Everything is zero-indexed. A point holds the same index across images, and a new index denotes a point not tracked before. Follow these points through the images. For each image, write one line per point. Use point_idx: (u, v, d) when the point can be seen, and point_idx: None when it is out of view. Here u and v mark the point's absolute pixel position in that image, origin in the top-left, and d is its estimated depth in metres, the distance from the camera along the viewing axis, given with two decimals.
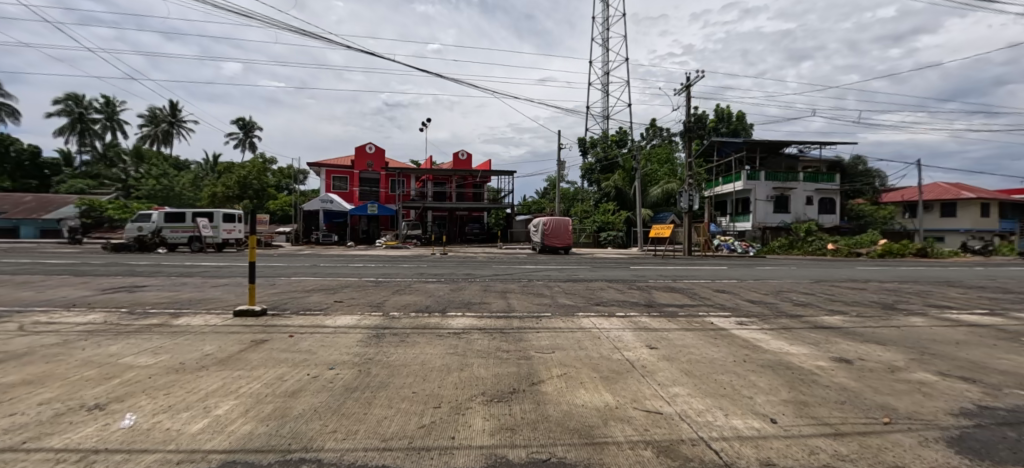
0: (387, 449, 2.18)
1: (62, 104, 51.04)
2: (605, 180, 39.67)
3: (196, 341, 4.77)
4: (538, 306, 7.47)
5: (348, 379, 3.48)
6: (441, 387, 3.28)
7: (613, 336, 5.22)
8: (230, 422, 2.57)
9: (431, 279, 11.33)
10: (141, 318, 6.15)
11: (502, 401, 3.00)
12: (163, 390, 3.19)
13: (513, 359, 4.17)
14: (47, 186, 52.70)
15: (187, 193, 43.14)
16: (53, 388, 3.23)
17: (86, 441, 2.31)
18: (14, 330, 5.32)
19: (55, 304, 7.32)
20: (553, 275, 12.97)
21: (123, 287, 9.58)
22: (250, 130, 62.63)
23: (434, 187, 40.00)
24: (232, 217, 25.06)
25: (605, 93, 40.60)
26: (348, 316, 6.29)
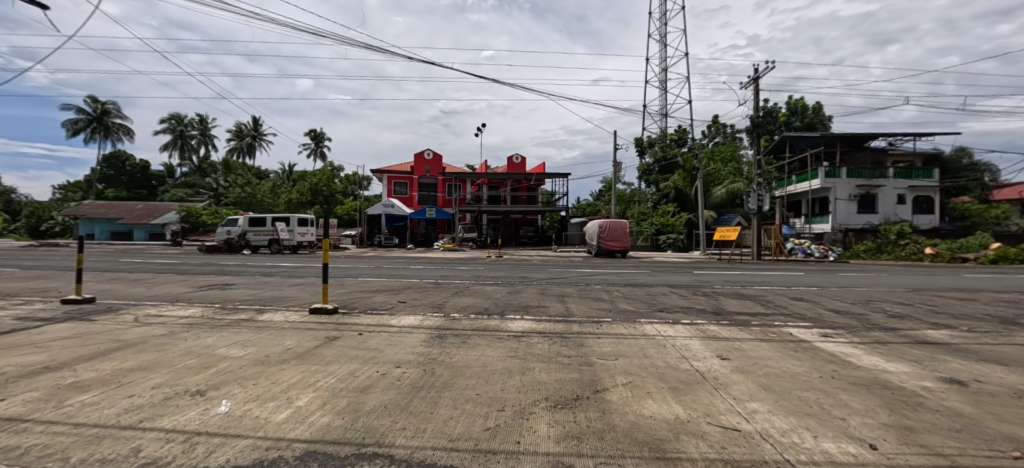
0: (454, 450, 2.21)
1: (166, 123, 58.06)
2: (663, 181, 38.10)
3: (277, 336, 5.20)
4: (596, 311, 7.28)
5: (413, 378, 3.60)
6: (504, 390, 3.29)
7: (679, 345, 4.96)
8: (310, 414, 2.74)
9: (489, 282, 11.45)
10: (231, 313, 6.83)
11: (568, 407, 2.93)
12: (252, 380, 3.50)
13: (574, 364, 4.09)
14: (154, 195, 60.30)
15: (266, 200, 47.45)
16: (161, 374, 3.66)
17: (189, 423, 2.58)
18: (131, 321, 6.13)
19: (163, 299, 8.37)
20: (611, 279, 12.64)
21: (214, 285, 10.71)
22: (320, 140, 67.62)
23: (489, 191, 40.65)
24: (305, 221, 27.12)
25: (662, 91, 39.33)
26: (411, 316, 6.53)
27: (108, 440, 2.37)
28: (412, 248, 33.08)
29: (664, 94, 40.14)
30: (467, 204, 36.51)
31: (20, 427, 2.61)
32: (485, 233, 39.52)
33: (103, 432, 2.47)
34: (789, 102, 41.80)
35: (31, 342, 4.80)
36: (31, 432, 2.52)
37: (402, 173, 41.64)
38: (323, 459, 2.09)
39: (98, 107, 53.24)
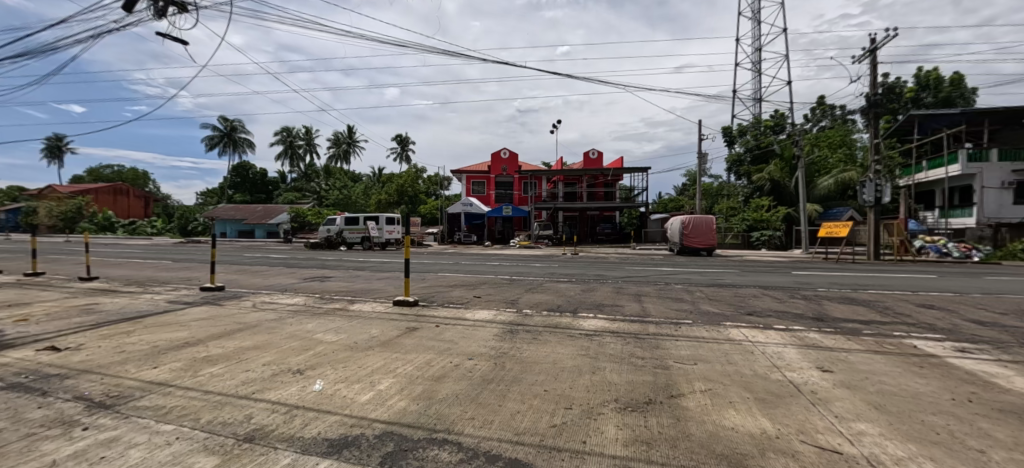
0: (519, 443, 2.25)
1: (280, 136, 66.83)
2: (756, 172, 34.54)
3: (365, 324, 5.73)
4: (675, 312, 6.86)
5: (484, 370, 3.72)
6: (572, 388, 3.25)
7: (770, 353, 4.47)
8: (390, 398, 2.97)
9: (562, 279, 11.39)
10: (327, 302, 7.69)
11: (638, 411, 2.81)
12: (342, 363, 3.90)
13: (649, 367, 3.89)
14: (271, 198, 69.79)
15: (360, 201, 52.39)
16: (271, 353, 4.25)
17: (291, 397, 2.96)
18: (251, 306, 7.21)
19: (276, 288, 9.70)
20: (693, 279, 11.81)
21: (316, 277, 12.10)
22: (405, 144, 72.64)
23: (564, 188, 40.40)
24: (392, 219, 29.45)
25: (755, 73, 35.68)
26: (485, 311, 6.75)
27: (231, 405, 2.82)
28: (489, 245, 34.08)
29: (757, 76, 36.33)
30: (543, 201, 36.50)
31: (170, 390, 3.22)
32: (561, 231, 38.92)
33: (228, 399, 2.95)
34: (918, 74, 35.35)
35: (179, 322, 5.86)
36: (178, 395, 3.09)
37: (479, 172, 43.11)
38: (398, 441, 2.26)
39: (229, 125, 62.99)
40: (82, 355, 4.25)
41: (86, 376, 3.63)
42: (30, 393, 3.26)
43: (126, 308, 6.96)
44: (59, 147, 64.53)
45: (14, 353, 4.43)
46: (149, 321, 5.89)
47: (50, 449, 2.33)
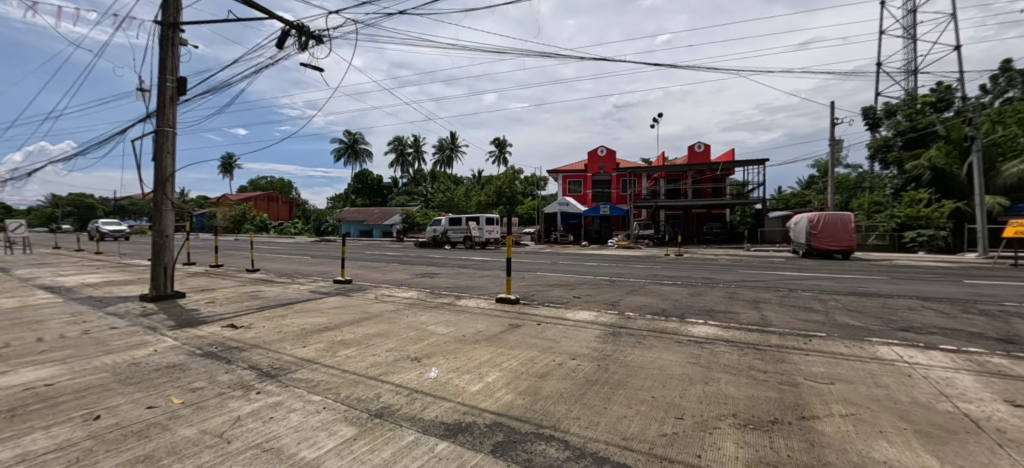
0: (627, 449, 2.17)
1: (393, 145, 74.37)
2: (910, 159, 28.90)
3: (471, 319, 6.07)
4: (802, 323, 6.01)
5: (587, 371, 3.68)
6: (683, 398, 3.03)
7: (937, 378, 3.66)
8: (497, 390, 3.11)
9: (666, 282, 10.73)
10: (437, 297, 8.32)
11: (762, 429, 2.52)
12: (452, 354, 4.17)
13: (772, 382, 3.47)
14: (385, 201, 77.89)
15: (461, 202, 55.91)
16: (393, 340, 4.74)
17: (411, 382, 3.28)
18: (374, 298, 8.15)
19: (394, 283, 10.82)
20: (826, 286, 10.22)
21: (425, 273, 13.20)
22: (503, 147, 75.54)
23: (667, 185, 38.14)
24: (492, 220, 30.76)
25: (908, 40, 29.70)
26: (585, 312, 6.68)
27: (362, 385, 3.23)
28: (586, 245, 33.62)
29: (910, 43, 30.17)
30: (643, 199, 34.71)
31: (316, 366, 3.79)
32: (664, 230, 36.85)
33: (360, 378, 3.39)
34: None
35: (318, 309, 6.87)
36: (321, 371, 3.63)
37: (576, 172, 42.58)
38: (506, 434, 2.35)
39: (353, 137, 71.98)
40: (253, 332, 5.25)
41: (255, 349, 4.46)
42: (220, 360, 4.11)
43: (280, 296, 8.39)
44: (232, 164, 80.23)
45: (207, 328, 5.65)
46: (298, 307, 7.01)
47: (235, 406, 2.92)
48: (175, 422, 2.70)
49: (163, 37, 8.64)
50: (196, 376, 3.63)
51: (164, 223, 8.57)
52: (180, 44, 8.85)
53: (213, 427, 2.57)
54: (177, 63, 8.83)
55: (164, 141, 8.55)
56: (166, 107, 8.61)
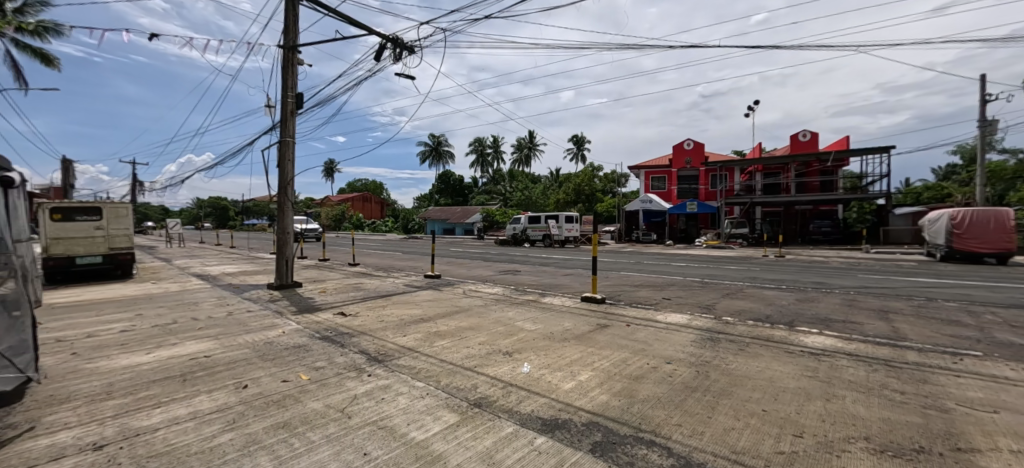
0: (737, 463, 2.05)
1: (474, 147, 77.17)
2: None
3: (558, 317, 6.12)
4: (947, 339, 5.09)
5: (685, 377, 3.52)
6: (800, 414, 2.76)
7: None
8: (590, 390, 3.13)
9: (768, 286, 9.80)
10: (523, 294, 8.49)
11: (904, 458, 2.20)
12: (543, 351, 4.26)
13: (912, 405, 3.01)
14: (466, 200, 81.26)
15: (540, 200, 56.50)
16: (484, 334, 4.97)
17: (507, 376, 3.44)
18: (463, 293, 8.57)
19: (480, 279, 11.27)
20: (980, 296, 8.54)
21: (509, 271, 13.56)
22: (581, 145, 74.58)
23: (764, 179, 34.79)
24: (571, 218, 30.42)
25: None
26: (676, 314, 6.36)
27: (461, 375, 3.47)
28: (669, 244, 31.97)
29: None
30: (736, 195, 32.03)
31: (416, 354, 4.13)
32: (760, 229, 33.73)
33: (457, 369, 3.65)
34: None
35: (414, 301, 7.41)
36: (422, 360, 3.95)
37: (659, 167, 40.56)
38: (603, 436, 2.35)
39: (437, 140, 76.06)
40: (359, 320, 5.84)
41: (363, 336, 4.96)
42: (336, 343, 4.65)
43: (380, 288, 9.20)
44: (334, 169, 89.61)
45: (323, 314, 6.40)
46: (396, 299, 7.62)
47: (352, 386, 3.30)
48: (305, 395, 3.13)
49: (284, 58, 9.86)
50: (318, 357, 4.14)
51: (285, 221, 9.82)
52: (299, 64, 10.07)
53: (335, 403, 2.94)
54: (296, 80, 10.05)
55: (286, 150, 9.79)
56: (288, 120, 9.86)
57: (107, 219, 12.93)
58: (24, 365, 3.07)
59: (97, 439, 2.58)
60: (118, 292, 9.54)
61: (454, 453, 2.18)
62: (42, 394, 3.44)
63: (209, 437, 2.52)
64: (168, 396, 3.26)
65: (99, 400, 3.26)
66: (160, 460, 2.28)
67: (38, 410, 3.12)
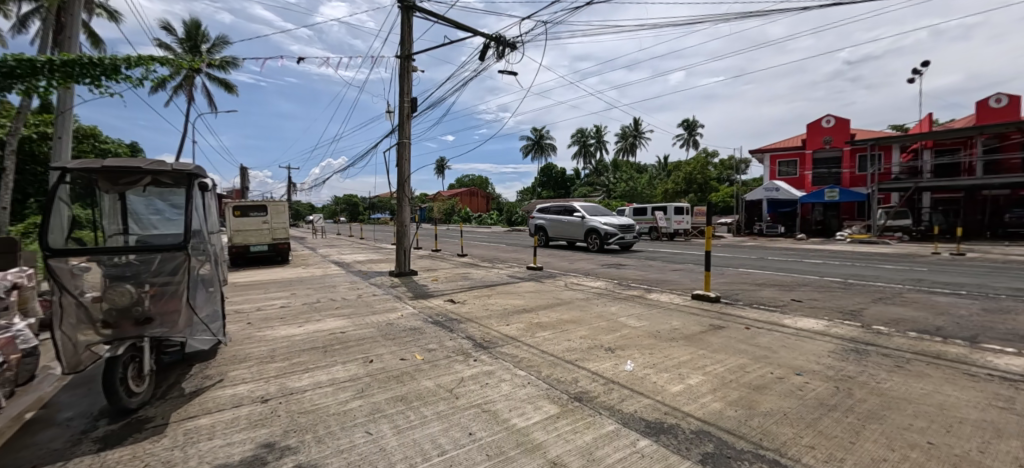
0: None
1: (576, 138, 76.31)
2: None
3: (665, 315, 5.77)
4: None
5: (821, 392, 3.03)
6: (989, 454, 2.17)
7: None
8: (701, 395, 2.90)
9: (942, 291, 7.88)
10: (626, 289, 8.21)
11: None
12: (648, 350, 4.07)
13: None
14: (568, 193, 80.83)
15: (646, 191, 53.71)
16: (586, 328, 4.93)
17: (609, 373, 3.37)
18: (565, 286, 8.62)
19: (582, 272, 11.19)
20: None
21: (612, 264, 13.19)
22: (693, 129, 68.53)
23: (936, 157, 27.96)
24: (681, 209, 28.37)
25: None
26: (810, 319, 5.50)
27: (561, 368, 3.52)
28: (800, 238, 27.76)
29: None
30: (894, 180, 26.36)
31: (519, 344, 4.29)
32: (929, 220, 27.74)
33: (558, 361, 3.70)
34: None
35: (518, 292, 7.69)
36: (524, 349, 4.09)
37: (788, 150, 35.27)
38: (713, 447, 2.17)
39: (539, 133, 77.12)
40: (467, 308, 6.29)
41: (470, 322, 5.33)
42: (446, 328, 5.07)
43: (485, 278, 9.74)
44: (444, 166, 96.82)
45: (436, 301, 7.03)
46: (501, 290, 7.99)
47: (460, 368, 3.57)
48: (419, 373, 3.48)
49: (402, 67, 10.91)
50: (431, 339, 4.55)
51: (403, 216, 10.92)
52: (414, 71, 11.08)
53: (445, 383, 3.21)
54: (410, 86, 11.08)
55: (404, 151, 10.88)
56: (405, 123, 10.94)
57: (270, 215, 15.87)
58: (217, 330, 3.97)
59: (266, 394, 3.22)
60: (281, 274, 11.71)
61: (553, 445, 2.22)
62: (231, 354, 4.42)
63: (345, 401, 2.97)
64: (315, 363, 3.91)
65: (269, 361, 4.07)
66: (308, 416, 2.76)
67: (226, 366, 4.03)
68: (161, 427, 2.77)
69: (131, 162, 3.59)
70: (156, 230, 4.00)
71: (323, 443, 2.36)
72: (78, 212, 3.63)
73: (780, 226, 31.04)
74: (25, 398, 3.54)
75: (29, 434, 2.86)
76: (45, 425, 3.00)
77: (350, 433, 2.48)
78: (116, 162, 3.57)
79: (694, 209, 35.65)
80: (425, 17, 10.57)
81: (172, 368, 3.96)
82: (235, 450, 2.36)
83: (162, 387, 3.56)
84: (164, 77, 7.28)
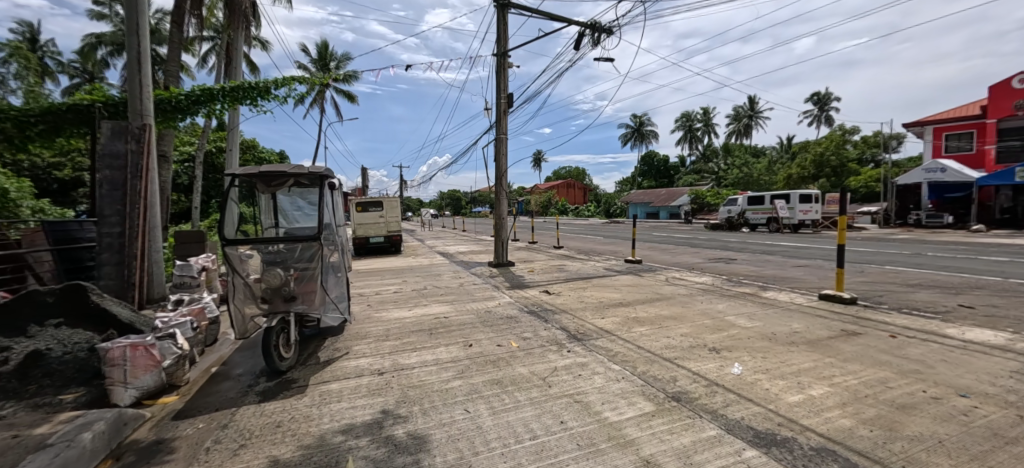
0: None
1: (681, 122, 70.76)
2: None
3: (782, 316, 5.11)
4: None
5: (1000, 421, 2.40)
6: None
7: None
8: (826, 409, 2.51)
9: None
10: (737, 285, 7.44)
11: None
12: (761, 353, 3.65)
13: None
14: (672, 182, 75.62)
15: (764, 178, 47.69)
16: (687, 326, 4.61)
17: (712, 374, 3.14)
18: (665, 280, 8.15)
19: (684, 266, 10.45)
20: None
21: (721, 259, 12.03)
22: (825, 104, 58.69)
23: None
24: (809, 197, 24.69)
25: None
26: (987, 331, 4.36)
27: (659, 365, 3.35)
28: (977, 230, 22.18)
29: None
30: None
31: (614, 337, 4.20)
32: None
33: (655, 358, 3.52)
34: None
35: (614, 285, 7.50)
36: (619, 343, 3.98)
37: (960, 120, 28.18)
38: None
39: (638, 120, 73.45)
40: (562, 299, 6.34)
41: (564, 314, 5.36)
42: (541, 318, 5.18)
43: (580, 270, 9.68)
44: (540, 159, 97.90)
45: (531, 291, 7.21)
46: (595, 282, 7.88)
47: (553, 358, 3.63)
48: (514, 360, 3.62)
49: (499, 64, 11.26)
50: (526, 328, 4.69)
51: (501, 208, 11.35)
52: (510, 67, 11.37)
53: (538, 371, 3.30)
54: (506, 82, 11.38)
55: (501, 146, 11.27)
56: (502, 119, 11.31)
57: (386, 210, 17.82)
58: (345, 309, 4.58)
59: (380, 368, 3.67)
60: (394, 263, 13.10)
61: (647, 443, 2.14)
62: (353, 331, 5.10)
63: (446, 380, 3.23)
64: (421, 344, 4.33)
65: (383, 339, 4.61)
66: (415, 391, 3.06)
67: (350, 341, 4.68)
68: (303, 388, 3.34)
69: (280, 167, 4.33)
70: (298, 223, 4.77)
71: (426, 415, 2.62)
72: (244, 210, 4.50)
73: (947, 215, 24.97)
74: (214, 355, 4.58)
75: (215, 383, 3.69)
76: (225, 377, 3.83)
77: (450, 409, 2.70)
78: (270, 168, 4.33)
79: (826, 196, 30.58)
80: (520, 12, 10.73)
81: (311, 340, 4.72)
82: (358, 413, 2.74)
83: (304, 354, 4.28)
84: (303, 93, 8.58)
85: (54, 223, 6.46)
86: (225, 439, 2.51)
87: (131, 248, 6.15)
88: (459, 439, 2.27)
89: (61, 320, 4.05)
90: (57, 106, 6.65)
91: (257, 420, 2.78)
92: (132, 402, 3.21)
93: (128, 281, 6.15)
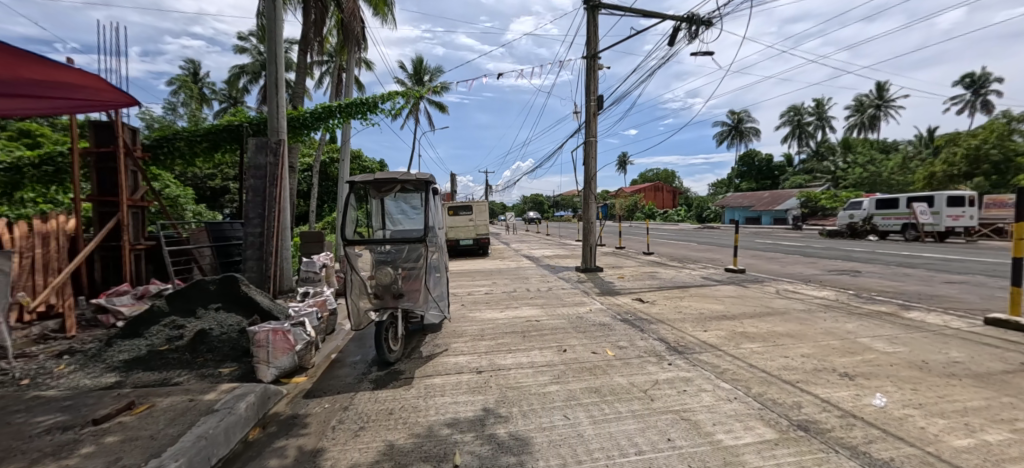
0: None
1: (787, 116, 63.77)
2: None
3: (935, 342, 4.29)
4: None
5: None
6: None
7: None
8: (1010, 460, 2.05)
9: None
10: (868, 302, 6.43)
11: None
12: (909, 384, 3.11)
13: None
14: (776, 184, 68.22)
15: (896, 177, 40.83)
16: (809, 346, 4.10)
17: (846, 403, 2.75)
18: (775, 292, 7.36)
19: (798, 278, 9.33)
20: None
21: (844, 271, 10.52)
22: (983, 86, 48.76)
23: None
24: (960, 199, 20.68)
25: None
26: None
27: (778, 388, 3.02)
28: None
29: None
30: None
31: (720, 353, 3.89)
32: None
33: (773, 379, 3.19)
34: None
35: (715, 296, 6.96)
36: (727, 360, 3.68)
37: None
38: None
39: (736, 117, 67.81)
40: (658, 308, 6.04)
41: (662, 324, 5.10)
42: (637, 327, 4.99)
43: (675, 278, 9.15)
44: (625, 161, 94.91)
45: (623, 298, 6.99)
46: (693, 292, 7.38)
47: (653, 370, 3.47)
48: (611, 369, 3.52)
49: (588, 67, 11.15)
50: (622, 337, 4.55)
51: (589, 213, 11.20)
52: (600, 69, 11.20)
53: (639, 383, 3.17)
54: (596, 84, 11.24)
55: (590, 149, 11.14)
56: (591, 122, 11.17)
57: (475, 214, 18.63)
58: (444, 307, 4.85)
59: (478, 366, 3.82)
60: (483, 265, 13.60)
61: None
62: (450, 329, 5.38)
63: (544, 384, 3.25)
64: (515, 345, 4.42)
65: (478, 339, 4.80)
66: (514, 392, 3.13)
67: (448, 338, 4.95)
68: (409, 379, 3.60)
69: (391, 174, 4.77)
70: (404, 225, 5.19)
71: (526, 417, 2.66)
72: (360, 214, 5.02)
73: None
74: (333, 342, 5.16)
75: (334, 368, 4.15)
76: (342, 364, 4.29)
77: (549, 414, 2.70)
78: (383, 175, 4.78)
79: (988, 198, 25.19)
80: (611, 12, 10.55)
81: (413, 335, 5.09)
82: (462, 408, 2.87)
83: (408, 347, 4.63)
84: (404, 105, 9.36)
85: (212, 224, 7.79)
86: (347, 420, 2.80)
87: (268, 244, 7.17)
88: (561, 445, 2.26)
89: (220, 305, 4.87)
90: (215, 127, 8.08)
91: (373, 405, 3.05)
92: (273, 379, 3.74)
93: (265, 274, 7.18)
